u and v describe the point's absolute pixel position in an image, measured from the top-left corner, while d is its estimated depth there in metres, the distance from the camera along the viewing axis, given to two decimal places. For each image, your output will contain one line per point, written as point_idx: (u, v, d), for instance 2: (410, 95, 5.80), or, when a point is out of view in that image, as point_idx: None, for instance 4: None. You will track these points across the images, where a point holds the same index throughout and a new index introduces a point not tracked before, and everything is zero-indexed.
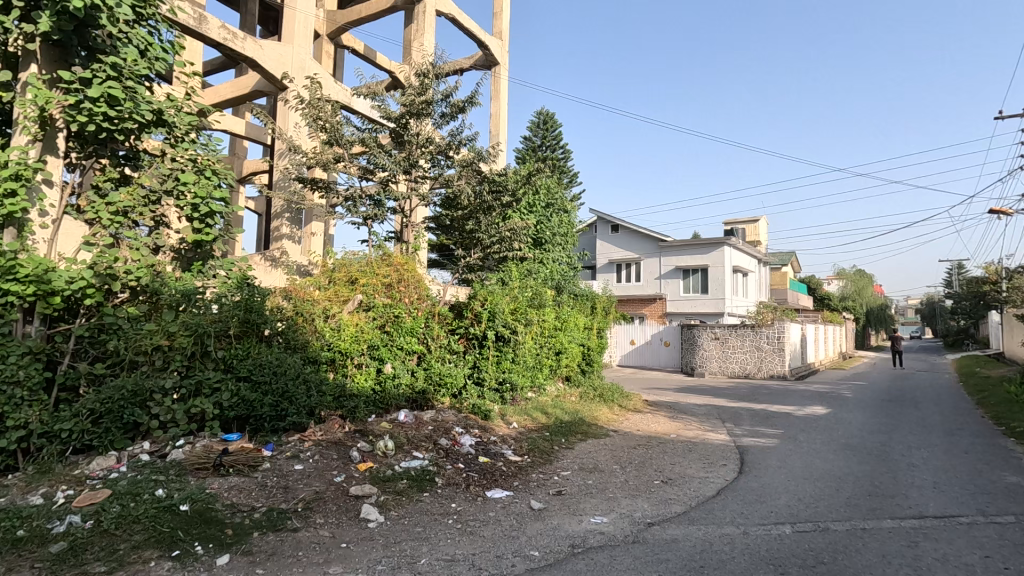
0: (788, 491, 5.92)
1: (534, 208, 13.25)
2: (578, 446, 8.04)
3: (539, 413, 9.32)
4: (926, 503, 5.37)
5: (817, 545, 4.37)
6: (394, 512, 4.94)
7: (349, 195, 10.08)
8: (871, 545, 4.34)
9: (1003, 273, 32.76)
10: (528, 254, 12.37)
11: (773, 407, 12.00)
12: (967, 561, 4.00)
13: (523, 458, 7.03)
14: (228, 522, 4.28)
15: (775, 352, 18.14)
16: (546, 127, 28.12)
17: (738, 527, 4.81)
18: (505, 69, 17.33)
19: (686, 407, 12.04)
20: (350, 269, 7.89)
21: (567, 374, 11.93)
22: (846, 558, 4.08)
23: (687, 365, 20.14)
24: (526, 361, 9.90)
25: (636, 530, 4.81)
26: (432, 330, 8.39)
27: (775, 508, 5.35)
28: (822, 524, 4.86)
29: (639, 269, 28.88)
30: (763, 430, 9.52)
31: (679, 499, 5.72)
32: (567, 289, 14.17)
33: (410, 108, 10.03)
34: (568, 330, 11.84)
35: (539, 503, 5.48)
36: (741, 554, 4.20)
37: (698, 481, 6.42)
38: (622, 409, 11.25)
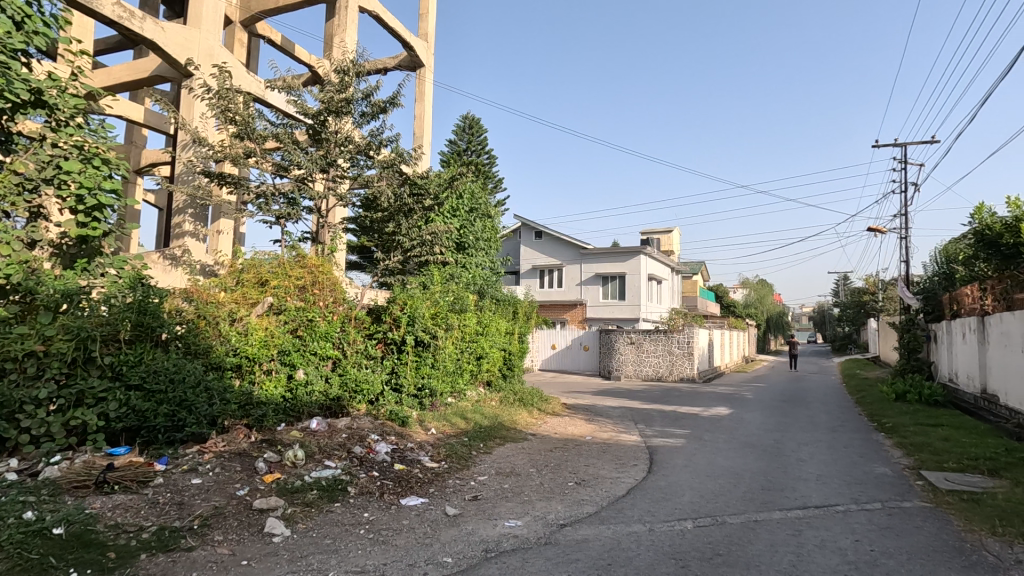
0: (692, 488, 6.26)
1: (458, 212, 13.20)
2: (496, 450, 8.09)
3: (458, 419, 9.28)
4: (810, 495, 5.88)
5: (714, 538, 4.66)
6: (302, 525, 4.73)
7: (260, 192, 9.58)
8: (761, 536, 4.68)
9: (880, 285, 36.68)
10: (450, 259, 12.31)
11: (682, 408, 12.70)
12: (841, 545, 4.42)
13: (440, 464, 6.96)
14: (111, 544, 3.91)
15: (685, 357, 19.17)
16: (472, 131, 28.15)
17: (645, 525, 5.03)
18: (431, 71, 17.17)
19: (602, 409, 12.47)
20: (260, 270, 7.55)
21: (488, 379, 11.98)
22: (739, 549, 4.39)
23: (605, 369, 20.83)
24: (446, 366, 9.84)
25: (550, 532, 4.91)
26: (348, 335, 8.12)
27: (679, 505, 5.65)
28: (720, 518, 5.19)
29: (561, 276, 29.57)
30: (672, 430, 10.05)
31: (592, 500, 5.90)
32: (490, 294, 14.24)
33: (329, 105, 9.70)
34: (489, 335, 11.89)
35: (454, 509, 5.46)
36: (646, 550, 4.41)
37: (610, 481, 6.66)
38: (541, 413, 11.44)
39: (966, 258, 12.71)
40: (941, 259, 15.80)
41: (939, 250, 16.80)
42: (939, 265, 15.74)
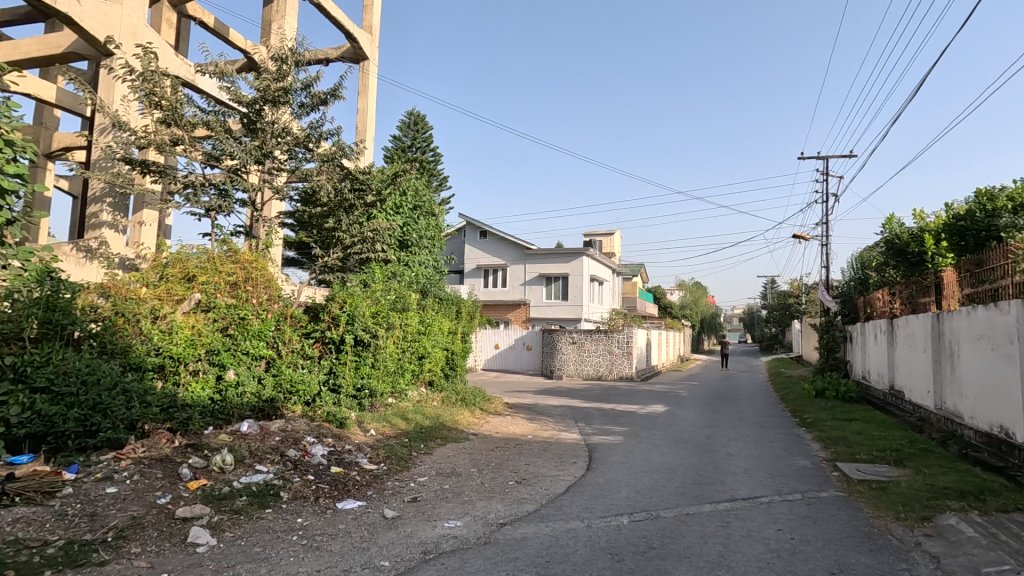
0: (628, 484, 6.44)
1: (401, 209, 12.95)
2: (437, 451, 8.01)
3: (398, 420, 9.12)
4: (737, 488, 6.18)
5: (649, 532, 4.81)
6: (230, 533, 4.50)
7: (188, 182, 9.05)
8: (692, 528, 4.88)
9: (803, 288, 39.04)
10: (392, 257, 12.08)
11: (620, 406, 13.04)
12: (765, 535, 4.67)
13: (378, 466, 6.81)
14: (10, 562, 3.57)
15: (624, 356, 19.69)
16: (416, 128, 27.74)
17: (583, 521, 5.13)
18: (375, 64, 16.79)
19: (543, 409, 12.60)
20: (186, 265, 7.16)
21: (430, 379, 11.85)
22: (672, 542, 4.55)
23: (547, 368, 21.07)
24: (387, 366, 9.65)
25: (489, 531, 4.90)
26: (283, 334, 7.80)
27: (616, 501, 5.79)
28: (654, 512, 5.37)
29: (505, 275, 29.66)
30: (610, 428, 10.29)
31: (532, 498, 5.95)
32: (433, 293, 14.08)
33: (265, 94, 9.30)
34: (432, 334, 11.76)
35: (393, 511, 5.36)
36: (584, 546, 4.49)
37: (550, 479, 6.74)
38: (483, 412, 11.43)
39: (878, 265, 13.74)
40: (856, 265, 17.01)
41: (855, 257, 18.08)
42: (855, 271, 16.94)
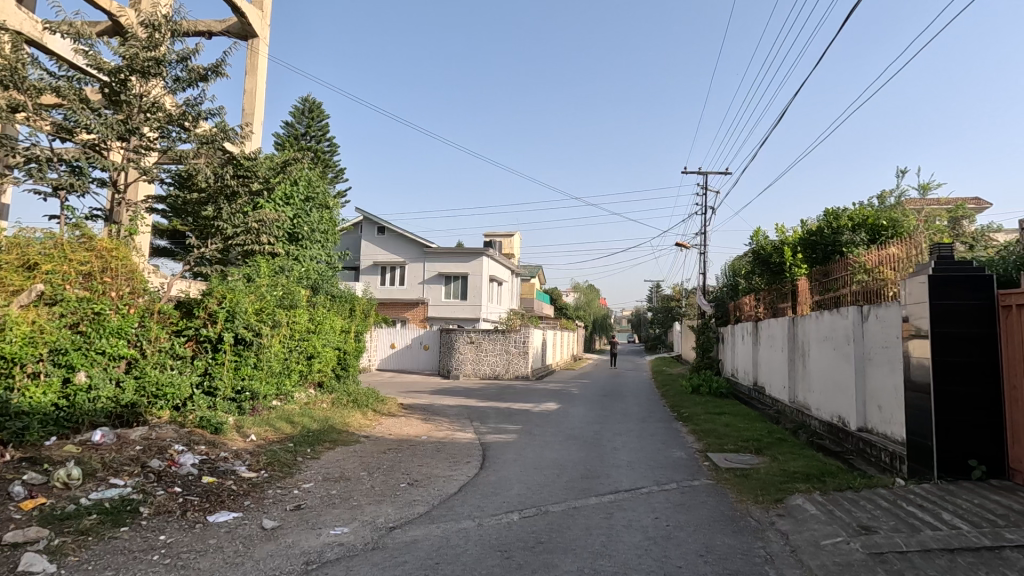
0: (520, 481, 6.56)
1: (292, 200, 12.20)
2: (325, 455, 7.64)
3: (283, 423, 8.59)
4: (621, 480, 6.53)
5: (538, 527, 4.94)
6: (74, 558, 3.95)
7: (32, 155, 7.85)
8: (578, 521, 5.08)
9: (684, 293, 42.30)
10: (280, 250, 11.35)
11: (515, 405, 13.29)
12: (644, 523, 4.97)
13: (258, 474, 6.35)
14: None
15: (520, 355, 20.10)
16: (311, 116, 26.29)
17: (474, 521, 5.14)
18: (265, 44, 15.66)
19: (439, 409, 12.49)
20: (26, 250, 6.14)
21: (320, 380, 11.29)
22: (559, 535, 4.70)
23: (444, 368, 20.93)
24: (271, 366, 9.03)
25: (378, 536, 4.75)
26: (149, 331, 7.03)
27: (507, 498, 5.88)
28: (543, 507, 5.52)
29: (403, 273, 29.06)
30: (505, 426, 10.44)
31: (423, 499, 5.86)
32: (324, 290, 13.41)
33: (132, 63, 8.32)
34: (322, 333, 11.19)
35: (272, 521, 5.01)
36: (474, 545, 4.50)
37: (443, 479, 6.69)
38: (376, 414, 11.10)
39: (746, 273, 15.22)
40: (728, 272, 18.72)
41: (728, 265, 19.85)
42: (728, 278, 18.62)
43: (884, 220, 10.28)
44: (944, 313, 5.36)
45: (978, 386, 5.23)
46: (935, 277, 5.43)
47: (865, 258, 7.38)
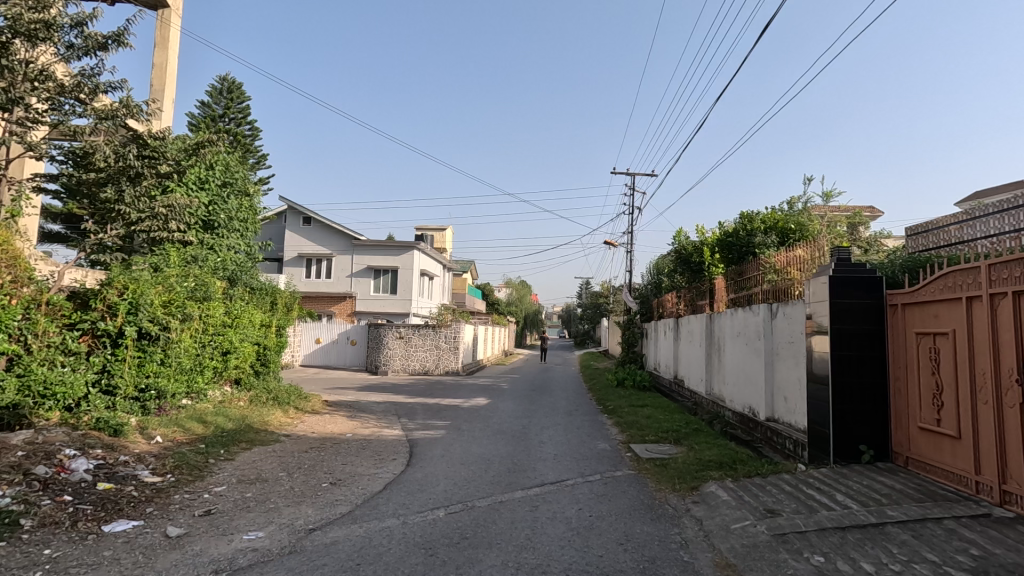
0: (446, 477, 6.51)
1: (207, 184, 11.41)
2: (240, 456, 7.23)
3: (193, 423, 8.04)
4: (546, 473, 6.63)
5: (463, 522, 4.91)
6: None
7: None
8: (504, 515, 5.10)
9: (611, 290, 43.61)
10: (192, 239, 10.60)
11: (444, 401, 13.18)
12: (568, 515, 5.07)
13: (164, 478, 5.90)
14: None
15: (450, 351, 19.97)
16: (230, 96, 24.70)
17: (398, 519, 5.04)
18: (178, 15, 14.52)
19: (365, 405, 12.17)
20: None
21: (236, 376, 10.67)
22: (484, 530, 4.70)
23: (371, 363, 20.40)
24: (180, 363, 8.43)
25: (295, 540, 4.54)
26: (35, 325, 6.30)
27: (433, 495, 5.81)
28: (469, 503, 5.50)
29: (330, 266, 28.06)
30: (433, 422, 10.33)
31: (346, 499, 5.68)
32: (242, 282, 12.66)
33: (14, 25, 7.29)
34: (240, 327, 10.57)
35: (178, 529, 4.67)
36: (397, 544, 4.41)
37: (367, 478, 6.52)
38: (298, 411, 10.65)
39: (669, 271, 15.89)
40: (652, 271, 19.49)
41: (652, 264, 20.65)
42: (652, 276, 19.37)
43: (792, 224, 11.04)
44: (841, 310, 5.82)
45: (868, 377, 5.73)
46: (834, 277, 5.89)
47: (774, 259, 7.89)
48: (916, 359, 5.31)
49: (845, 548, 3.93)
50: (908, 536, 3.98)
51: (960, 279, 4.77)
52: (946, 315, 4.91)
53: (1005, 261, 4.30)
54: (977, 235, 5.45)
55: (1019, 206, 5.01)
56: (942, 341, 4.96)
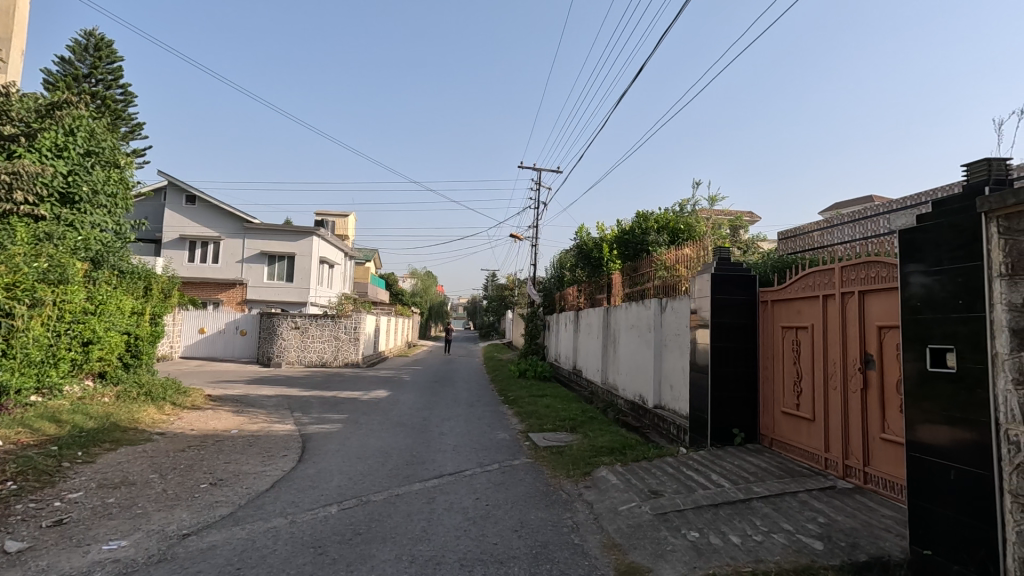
0: (341, 472, 6.28)
1: (65, 152, 9.98)
2: (103, 458, 6.49)
3: (45, 423, 7.08)
4: (445, 464, 6.61)
5: (357, 518, 4.77)
6: None
7: None
8: (400, 508, 5.02)
9: (516, 282, 44.33)
10: (45, 213, 9.27)
11: (342, 393, 12.69)
12: (465, 505, 5.09)
13: (2, 486, 5.13)
14: None
15: (350, 342, 19.28)
16: (98, 54, 21.90)
17: (286, 518, 4.77)
18: None
19: (255, 400, 11.40)
20: None
21: (101, 370, 9.55)
22: (379, 525, 4.59)
23: (263, 355, 19.17)
24: (28, 354, 7.37)
25: (166, 547, 4.15)
26: None
27: (326, 491, 5.58)
28: (364, 497, 5.34)
29: (217, 249, 25.93)
30: (329, 416, 9.91)
31: (227, 500, 5.27)
32: (109, 264, 11.29)
33: None
34: (106, 315, 9.44)
35: (19, 544, 4.09)
36: (283, 544, 4.17)
37: (253, 476, 6.12)
38: (175, 407, 9.75)
39: (571, 265, 16.38)
40: (556, 265, 20.04)
41: (556, 258, 21.22)
42: (555, 270, 19.89)
43: (682, 225, 11.82)
44: (721, 305, 6.34)
45: (741, 366, 6.30)
46: (716, 275, 6.38)
47: (665, 256, 8.39)
48: (781, 351, 5.90)
49: (717, 523, 4.30)
50: (770, 509, 4.42)
51: (818, 279, 5.35)
52: (806, 311, 5.51)
53: (854, 264, 4.89)
54: (835, 241, 6.15)
55: (869, 217, 5.71)
56: (803, 334, 5.54)
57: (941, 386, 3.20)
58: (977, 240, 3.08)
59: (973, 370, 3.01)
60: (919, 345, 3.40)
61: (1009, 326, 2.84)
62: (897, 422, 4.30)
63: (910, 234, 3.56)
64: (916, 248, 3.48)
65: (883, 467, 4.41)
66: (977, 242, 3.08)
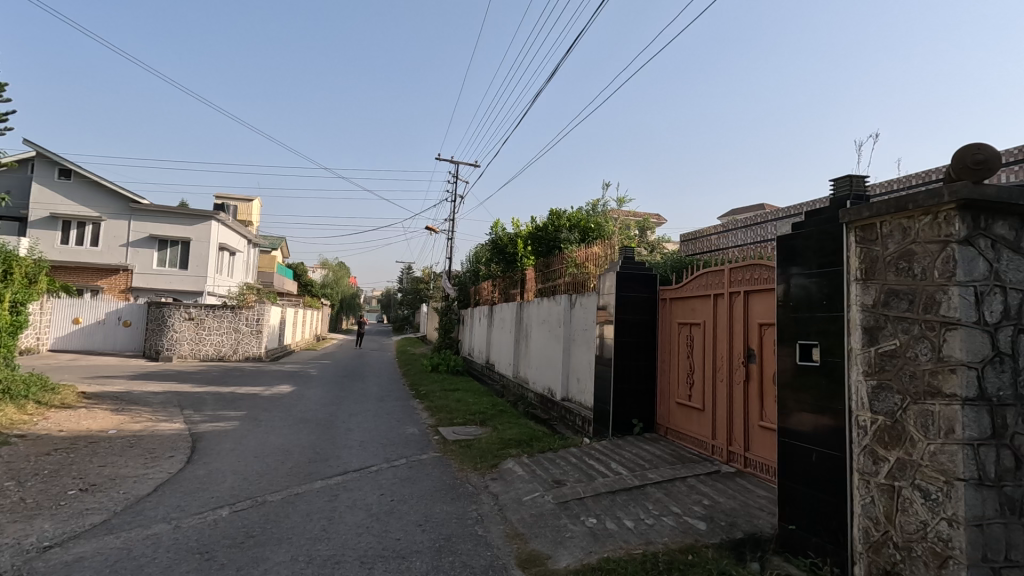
0: (235, 472, 5.92)
1: None
2: None
3: None
4: (350, 460, 6.42)
5: (250, 520, 4.51)
6: None
7: None
8: (299, 508, 4.81)
9: (431, 275, 43.87)
10: None
11: (241, 389, 11.94)
12: (369, 502, 4.97)
13: None
14: None
15: (252, 335, 18.17)
16: None
17: (169, 524, 4.42)
18: None
19: (139, 397, 10.43)
20: None
21: None
22: (274, 526, 4.37)
23: (151, 348, 17.60)
24: None
25: (22, 562, 3.70)
26: None
27: (217, 493, 5.23)
28: (260, 498, 5.06)
29: (97, 231, 23.41)
30: (225, 413, 9.29)
31: (100, 507, 4.79)
32: None
33: None
34: None
35: None
36: (165, 552, 3.86)
37: (134, 480, 5.61)
38: (41, 407, 8.70)
39: (486, 260, 16.43)
40: (471, 259, 20.04)
41: (471, 252, 21.22)
42: (471, 263, 19.89)
43: (592, 224, 12.29)
44: (625, 302, 6.66)
45: (642, 360, 6.65)
46: (621, 273, 6.68)
47: (576, 254, 8.66)
48: (678, 346, 6.29)
49: (614, 508, 4.52)
50: (661, 493, 4.72)
51: (712, 279, 5.75)
52: (700, 309, 5.91)
53: (742, 266, 5.31)
54: (729, 244, 6.62)
55: (759, 223, 6.21)
56: (697, 331, 5.95)
57: (808, 378, 3.58)
58: (840, 248, 3.45)
59: (833, 364, 3.39)
60: (792, 340, 3.77)
61: (862, 324, 3.21)
62: (772, 410, 4.73)
63: (789, 240, 3.92)
64: (794, 253, 3.84)
65: (760, 452, 4.85)
66: (841, 249, 3.45)
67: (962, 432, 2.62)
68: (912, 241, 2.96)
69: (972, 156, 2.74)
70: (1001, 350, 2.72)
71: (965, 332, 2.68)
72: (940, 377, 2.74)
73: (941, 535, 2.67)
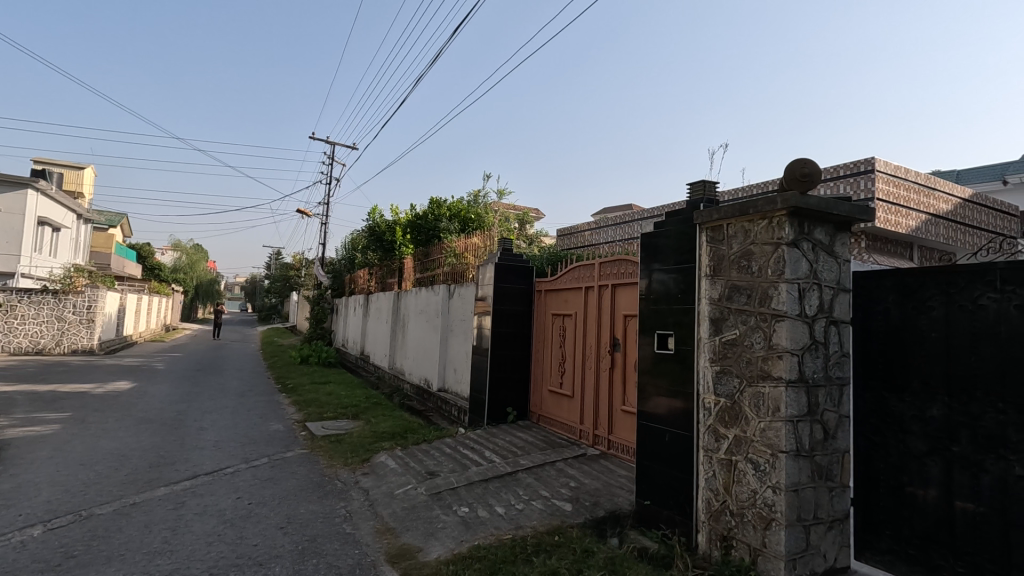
0: (53, 483, 5.07)
1: None
2: None
3: None
4: (202, 463, 5.82)
5: (72, 538, 3.90)
6: None
7: None
8: (135, 519, 4.25)
9: (303, 262, 41.20)
10: None
11: (64, 387, 10.27)
12: (222, 507, 4.54)
13: None
14: None
15: (80, 324, 15.73)
16: None
17: None
18: None
19: None
20: None
21: None
22: (103, 543, 3.82)
23: None
24: None
25: None
26: None
27: (27, 509, 4.45)
28: (85, 511, 4.40)
29: None
30: (41, 416, 7.93)
31: None
32: None
33: None
34: None
35: None
36: None
37: None
38: None
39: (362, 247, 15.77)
40: (346, 246, 19.12)
41: (347, 239, 20.24)
42: (346, 250, 18.97)
43: (472, 215, 12.28)
44: (502, 293, 6.77)
45: (517, 350, 6.82)
46: (499, 265, 6.76)
47: (455, 244, 8.60)
48: (551, 336, 6.53)
49: (486, 496, 4.58)
50: (532, 478, 4.88)
51: (583, 272, 6.03)
52: (572, 301, 6.18)
53: (610, 261, 5.63)
54: (601, 241, 7.00)
55: (628, 222, 6.63)
56: (569, 321, 6.22)
57: (664, 365, 3.90)
58: (694, 246, 3.78)
59: (686, 353, 3.72)
60: (652, 330, 4.08)
61: (710, 316, 3.55)
62: (633, 395, 5.10)
63: (651, 238, 4.22)
64: (655, 250, 4.14)
65: (622, 434, 5.20)
66: (694, 248, 3.78)
67: (785, 411, 3.00)
68: (752, 242, 3.32)
69: (800, 170, 3.14)
70: (817, 339, 3.16)
71: (790, 323, 3.07)
72: (770, 362, 3.11)
73: (767, 501, 3.05)
